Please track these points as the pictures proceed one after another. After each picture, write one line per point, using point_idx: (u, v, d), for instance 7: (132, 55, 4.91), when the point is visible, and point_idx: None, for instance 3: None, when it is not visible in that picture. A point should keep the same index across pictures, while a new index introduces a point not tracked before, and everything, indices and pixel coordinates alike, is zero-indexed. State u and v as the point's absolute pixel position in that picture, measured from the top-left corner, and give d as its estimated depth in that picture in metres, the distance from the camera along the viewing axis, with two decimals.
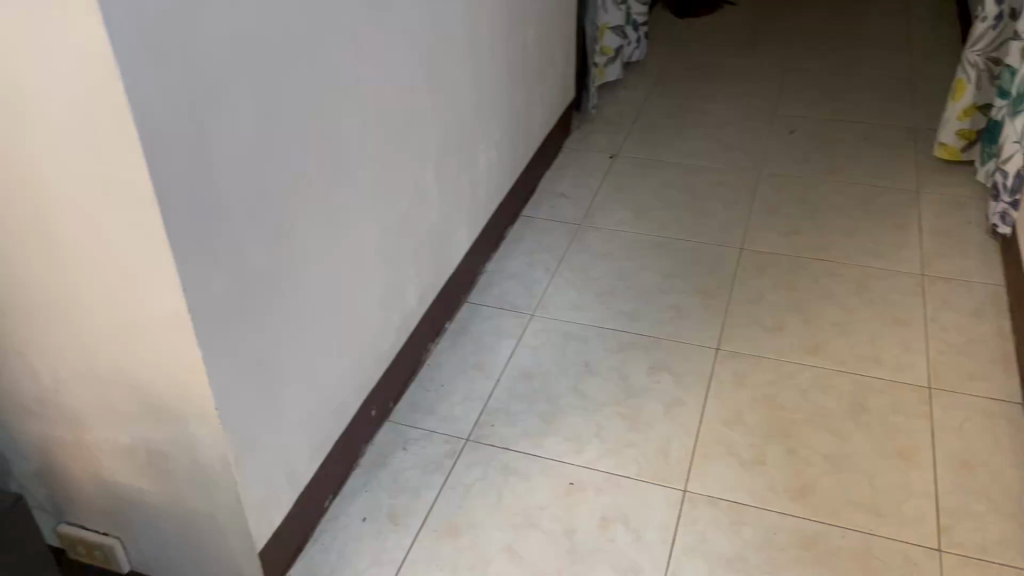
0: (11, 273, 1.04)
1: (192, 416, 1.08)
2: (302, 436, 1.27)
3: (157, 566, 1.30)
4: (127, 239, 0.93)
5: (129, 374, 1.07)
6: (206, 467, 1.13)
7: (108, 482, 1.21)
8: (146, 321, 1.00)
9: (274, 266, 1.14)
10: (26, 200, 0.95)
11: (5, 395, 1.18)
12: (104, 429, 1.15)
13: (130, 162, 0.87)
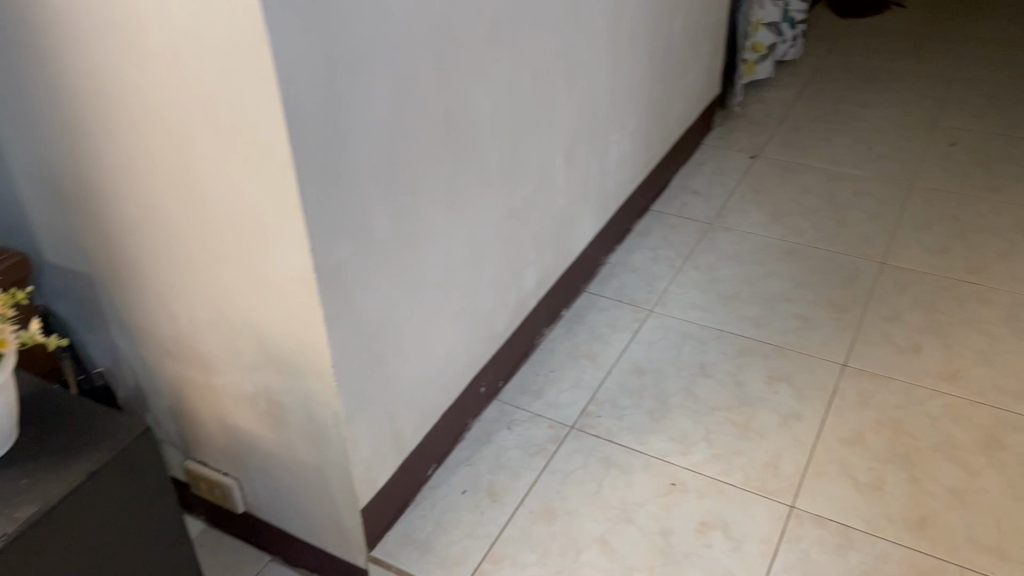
0: (158, 222, 1.11)
1: (309, 373, 1.12)
2: (410, 405, 1.30)
3: (268, 510, 1.36)
4: (263, 198, 0.98)
5: (254, 328, 1.13)
6: (318, 424, 1.17)
7: (230, 425, 1.28)
8: (275, 279, 1.05)
9: (397, 237, 1.17)
10: (176, 155, 1.01)
11: (147, 333, 1.27)
12: (229, 376, 1.21)
13: (270, 125, 0.91)
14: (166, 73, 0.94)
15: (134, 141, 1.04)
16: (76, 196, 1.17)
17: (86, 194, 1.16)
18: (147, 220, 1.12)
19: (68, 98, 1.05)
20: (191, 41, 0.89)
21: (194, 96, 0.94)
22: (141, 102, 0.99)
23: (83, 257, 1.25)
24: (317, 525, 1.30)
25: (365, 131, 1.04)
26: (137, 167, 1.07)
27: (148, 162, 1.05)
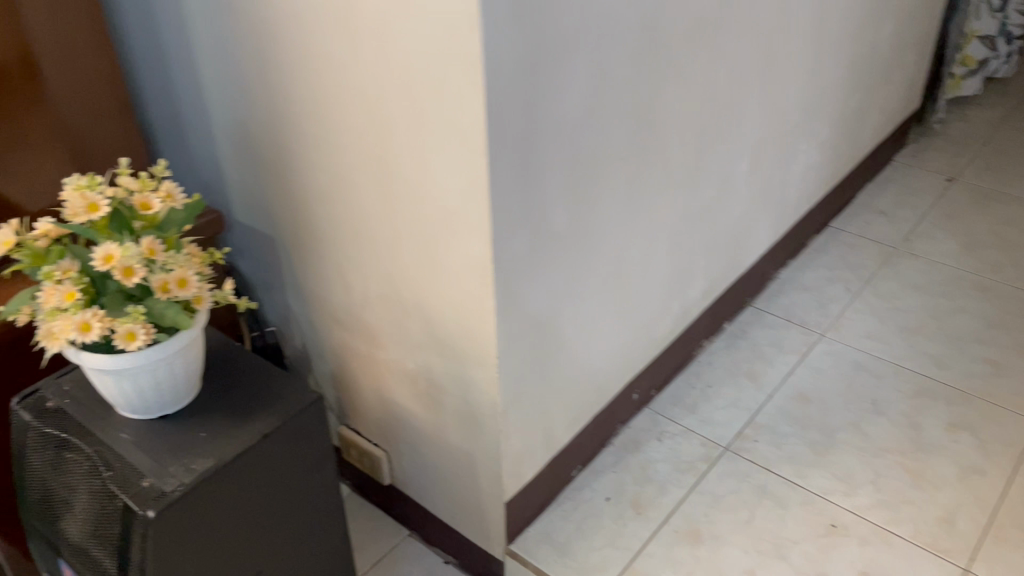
0: (346, 194, 1.12)
1: (472, 362, 1.10)
2: (566, 405, 1.26)
3: (411, 486, 1.37)
4: (452, 182, 0.96)
5: (424, 309, 1.12)
6: (475, 414, 1.16)
7: (386, 399, 1.29)
8: (453, 264, 1.04)
9: (577, 234, 1.13)
10: (372, 130, 1.02)
11: (319, 299, 1.30)
12: (393, 351, 1.22)
13: (471, 110, 0.89)
14: (373, 50, 0.94)
15: (333, 114, 1.05)
16: (269, 159, 1.20)
17: (280, 159, 1.19)
18: (335, 191, 1.14)
19: (275, 66, 1.07)
20: (402, 19, 0.89)
21: (398, 75, 0.94)
22: (345, 76, 1.00)
23: (268, 220, 1.29)
24: (459, 510, 1.30)
25: (561, 124, 1.01)
26: (332, 139, 1.08)
27: (344, 135, 1.06)
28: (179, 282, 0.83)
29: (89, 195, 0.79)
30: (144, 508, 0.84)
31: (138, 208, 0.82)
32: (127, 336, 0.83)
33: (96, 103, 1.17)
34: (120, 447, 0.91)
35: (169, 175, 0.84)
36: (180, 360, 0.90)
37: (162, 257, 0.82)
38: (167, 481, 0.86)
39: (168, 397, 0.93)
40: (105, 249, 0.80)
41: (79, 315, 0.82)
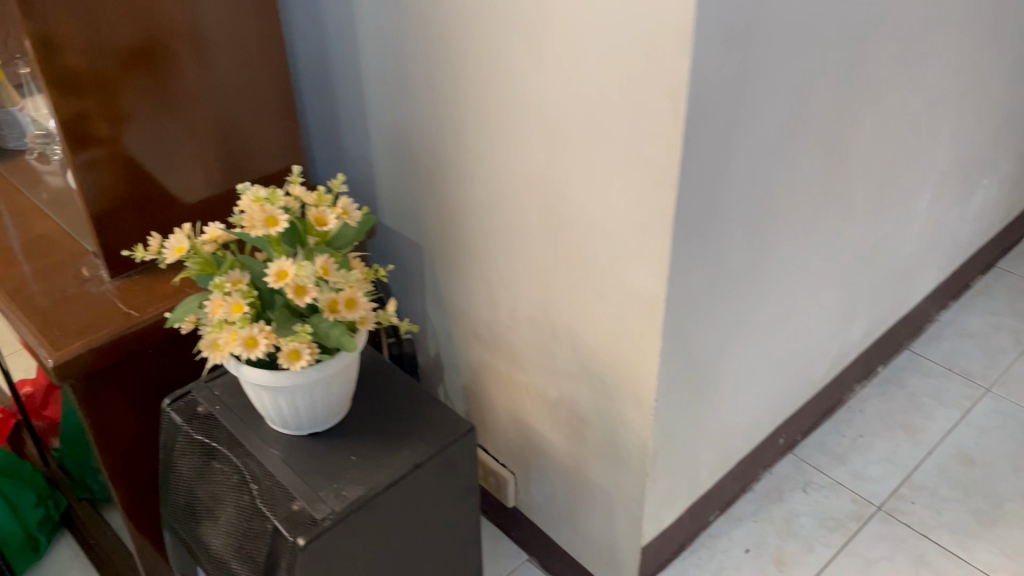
0: (504, 212, 1.06)
1: (627, 401, 1.02)
2: (714, 450, 1.17)
3: (538, 514, 1.32)
4: (629, 214, 0.88)
5: (577, 340, 1.05)
6: (621, 454, 1.08)
7: (522, 423, 1.24)
8: (616, 298, 0.96)
9: (750, 273, 1.04)
10: (545, 149, 0.95)
11: (460, 313, 1.25)
12: (536, 377, 1.16)
13: (663, 140, 0.81)
14: (561, 65, 0.87)
15: (504, 128, 0.99)
16: (424, 168, 1.15)
17: (436, 169, 1.14)
18: (492, 207, 1.08)
19: (447, 74, 1.02)
20: (599, 36, 0.81)
21: (585, 95, 0.86)
22: (523, 91, 0.93)
23: (413, 228, 1.24)
24: (589, 546, 1.23)
25: (753, 158, 0.92)
26: (498, 156, 1.02)
27: (512, 151, 1.00)
28: (348, 303, 0.79)
29: (268, 207, 0.76)
30: (295, 534, 0.80)
31: (314, 223, 0.78)
32: (292, 355, 0.79)
33: (257, 97, 1.14)
34: (270, 463, 0.88)
35: (345, 189, 0.80)
36: (336, 379, 0.86)
37: (334, 276, 0.78)
38: (318, 506, 0.83)
39: (320, 415, 0.90)
40: (278, 265, 0.76)
41: (246, 329, 0.78)
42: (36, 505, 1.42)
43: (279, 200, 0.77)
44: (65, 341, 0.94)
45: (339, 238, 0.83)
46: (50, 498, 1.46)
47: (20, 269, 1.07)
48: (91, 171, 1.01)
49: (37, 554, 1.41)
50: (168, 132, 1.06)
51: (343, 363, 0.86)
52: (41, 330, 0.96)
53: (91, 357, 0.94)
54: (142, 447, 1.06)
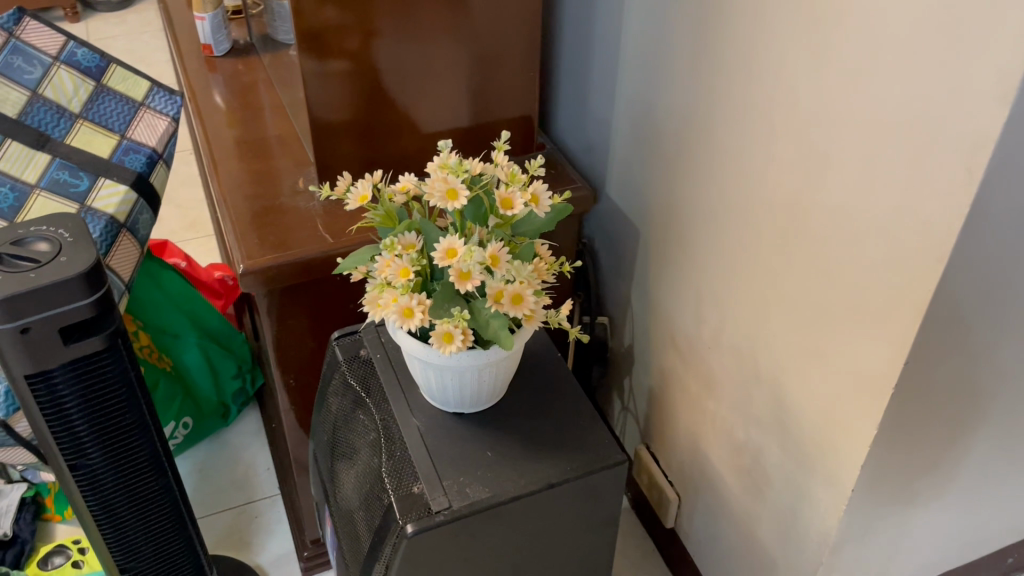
0: (736, 225, 0.91)
1: (819, 474, 0.87)
2: (916, 555, 0.99)
3: (695, 546, 1.20)
4: (883, 274, 0.72)
5: (782, 390, 0.90)
6: (801, 528, 0.93)
7: (700, 450, 1.11)
8: (841, 361, 0.80)
9: (1019, 376, 0.82)
10: (800, 169, 0.79)
11: (663, 315, 1.12)
12: (726, 411, 1.02)
13: (948, 201, 0.63)
14: (843, 77, 0.71)
15: (758, 132, 0.84)
16: (661, 152, 1.03)
17: (672, 156, 1.01)
18: (724, 216, 0.93)
19: (710, 58, 0.88)
20: (900, 53, 0.64)
21: (864, 119, 0.70)
22: (791, 95, 0.78)
23: (636, 211, 1.13)
24: None
25: None
26: (743, 162, 0.87)
27: (760, 159, 0.84)
28: (514, 298, 0.71)
29: (452, 178, 0.68)
30: (405, 520, 0.76)
31: (498, 205, 0.70)
32: (443, 338, 0.72)
33: (507, 40, 1.05)
34: (407, 432, 0.83)
35: (543, 173, 0.71)
36: (489, 369, 0.79)
37: (506, 268, 0.70)
38: (436, 497, 0.77)
39: (469, 400, 0.83)
40: (449, 242, 0.70)
41: (405, 297, 0.72)
42: (234, 376, 1.50)
43: (467, 170, 0.69)
44: (261, 250, 0.95)
45: (525, 223, 0.74)
46: (250, 373, 1.54)
47: (245, 167, 1.09)
48: (324, 82, 0.99)
49: (225, 422, 1.51)
50: (408, 58, 1.01)
51: (501, 356, 0.78)
52: (244, 233, 0.98)
53: (280, 272, 0.95)
54: (313, 366, 1.07)
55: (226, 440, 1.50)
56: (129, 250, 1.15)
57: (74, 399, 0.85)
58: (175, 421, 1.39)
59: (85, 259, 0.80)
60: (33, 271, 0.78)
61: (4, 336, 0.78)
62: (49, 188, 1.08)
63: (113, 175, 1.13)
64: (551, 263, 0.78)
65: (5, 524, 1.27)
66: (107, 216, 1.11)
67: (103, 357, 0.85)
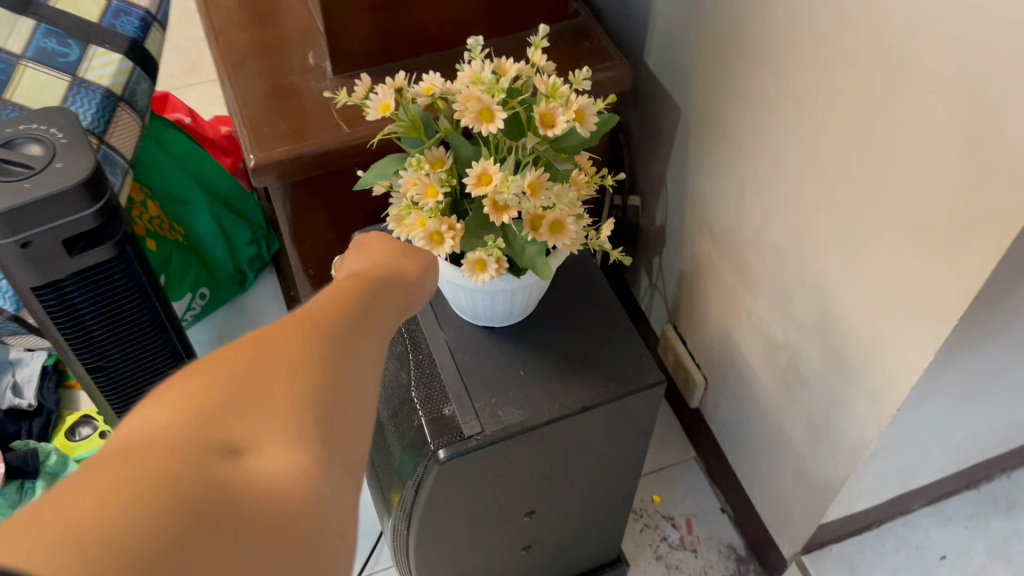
0: (792, 120, 0.83)
1: (859, 388, 0.84)
2: (947, 453, 0.97)
3: (719, 428, 1.19)
4: (959, 200, 0.65)
5: (828, 299, 0.85)
6: (833, 433, 0.91)
7: (731, 340, 1.08)
8: (897, 284, 0.75)
9: None
10: (873, 70, 0.70)
11: (701, 201, 1.06)
12: (763, 308, 0.98)
13: None
14: None
15: (829, 22, 0.74)
16: (711, 26, 0.92)
17: (723, 34, 0.90)
18: (778, 109, 0.85)
19: None
20: None
21: (957, 26, 0.60)
22: None
23: (676, 87, 1.03)
24: (761, 487, 1.11)
25: None
26: (808, 53, 0.78)
27: (825, 53, 0.75)
28: (553, 227, 0.65)
29: (487, 97, 0.60)
30: (437, 445, 0.73)
31: (538, 124, 0.62)
32: (475, 266, 0.67)
33: None
34: (434, 347, 0.80)
35: (588, 86, 0.63)
36: (520, 290, 0.73)
37: (545, 195, 0.63)
38: (468, 421, 0.74)
39: (501, 315, 0.79)
40: (482, 166, 0.62)
41: (435, 221, 0.67)
42: (249, 242, 1.45)
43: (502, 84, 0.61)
44: (271, 140, 0.88)
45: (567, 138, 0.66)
46: (264, 238, 1.49)
47: (248, 35, 0.99)
48: None
49: (243, 288, 1.47)
50: None
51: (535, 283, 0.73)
52: (252, 118, 0.90)
53: (292, 165, 0.88)
54: (332, 254, 1.03)
55: (243, 305, 1.48)
56: (130, 125, 1.05)
57: (88, 306, 0.81)
58: (191, 292, 1.36)
59: (83, 165, 0.73)
60: (26, 180, 0.71)
61: (4, 251, 0.72)
62: (37, 59, 1.00)
63: (106, 43, 1.03)
64: (594, 177, 0.71)
65: (29, 395, 1.26)
66: (100, 89, 1.01)
67: (113, 265, 0.80)
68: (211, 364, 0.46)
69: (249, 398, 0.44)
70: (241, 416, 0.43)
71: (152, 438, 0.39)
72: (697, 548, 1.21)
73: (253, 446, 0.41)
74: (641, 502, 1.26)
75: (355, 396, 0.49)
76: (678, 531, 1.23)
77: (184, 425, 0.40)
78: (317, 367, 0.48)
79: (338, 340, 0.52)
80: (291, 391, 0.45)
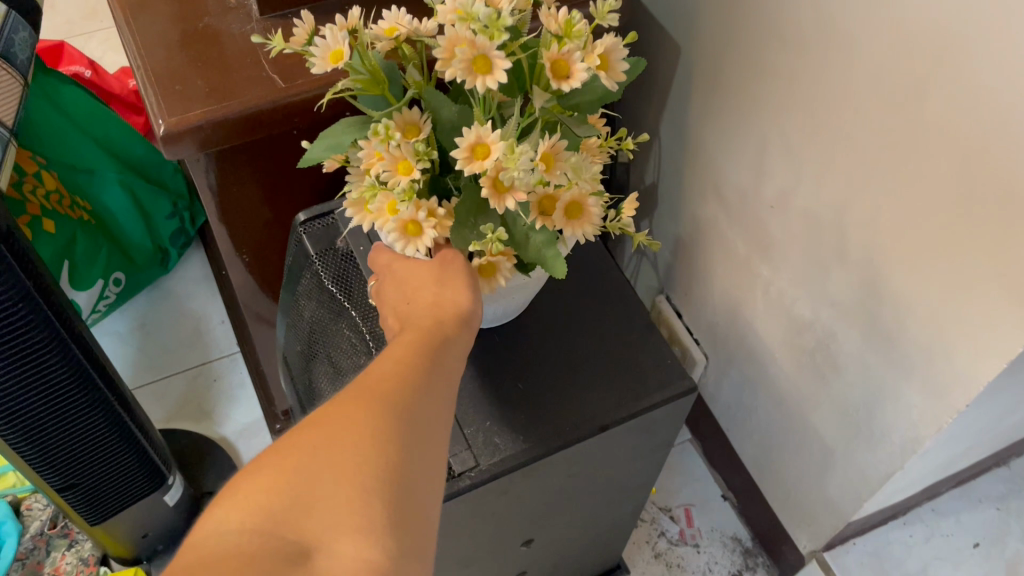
0: (831, 62, 0.68)
1: (913, 378, 0.72)
2: (992, 439, 0.85)
3: (721, 411, 1.06)
4: None
5: (875, 273, 0.72)
6: (873, 425, 0.79)
7: (740, 316, 0.94)
8: (978, 261, 0.61)
9: None
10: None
11: (704, 157, 0.91)
12: (785, 282, 0.84)
13: None
14: None
15: None
16: None
17: None
18: (813, 47, 0.70)
19: None
20: None
21: None
22: None
23: (672, 24, 0.87)
24: (774, 477, 0.99)
25: None
26: None
27: None
28: (570, 210, 0.49)
29: (482, 40, 0.43)
30: None
31: (548, 76, 0.46)
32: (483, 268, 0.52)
33: None
34: None
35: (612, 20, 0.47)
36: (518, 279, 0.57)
37: (560, 171, 0.47)
38: (458, 453, 0.59)
39: (487, 313, 0.63)
40: (475, 135, 0.46)
41: (409, 206, 0.49)
42: (171, 215, 1.25)
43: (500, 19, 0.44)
44: (184, 100, 0.69)
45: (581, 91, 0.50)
46: (189, 209, 1.29)
47: None
48: None
49: (165, 269, 1.28)
50: None
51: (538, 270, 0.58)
52: (157, 73, 0.71)
53: (215, 130, 0.70)
54: (273, 239, 0.86)
55: (169, 288, 1.29)
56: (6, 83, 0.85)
57: None
58: (104, 278, 1.16)
59: None
60: None
61: None
62: None
63: None
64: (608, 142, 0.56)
65: None
66: None
67: None
68: (292, 436, 0.41)
69: (319, 486, 0.38)
70: (314, 509, 0.37)
71: (219, 553, 0.35)
72: (699, 542, 1.09)
73: (325, 551, 0.36)
74: None
75: (434, 457, 0.43)
76: (677, 524, 1.10)
77: (255, 535, 0.36)
78: (401, 434, 0.42)
79: (420, 385, 0.45)
80: (369, 472, 0.39)
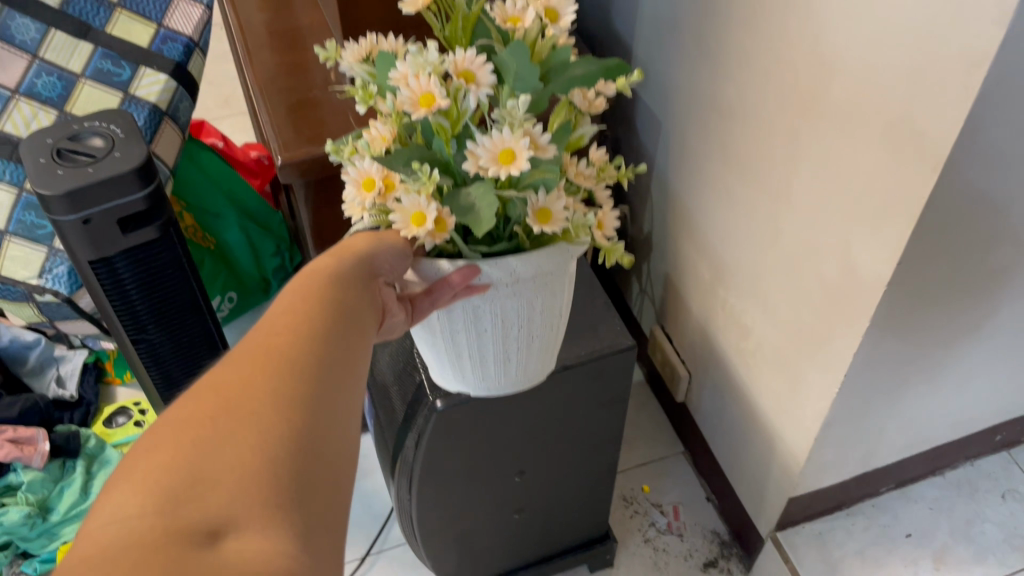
0: (749, 128, 0.95)
1: (817, 360, 0.95)
2: (903, 433, 1.07)
3: (703, 421, 1.29)
4: (879, 175, 0.77)
5: (787, 283, 0.97)
6: (798, 406, 1.01)
7: (709, 333, 1.19)
8: (842, 257, 0.86)
9: (1010, 267, 0.88)
10: (810, 79, 0.82)
11: (681, 207, 1.17)
12: (735, 297, 1.09)
13: (946, 112, 0.67)
14: None
15: (771, 36, 0.87)
16: (684, 47, 1.04)
17: (694, 54, 1.03)
18: (737, 115, 0.97)
19: None
20: None
21: (870, 30, 0.72)
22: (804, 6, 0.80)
23: (657, 104, 1.16)
24: (740, 470, 1.21)
25: None
26: (760, 69, 0.90)
27: (772, 65, 0.88)
28: (501, 155, 0.61)
29: None
30: (435, 396, 0.85)
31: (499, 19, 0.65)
32: (413, 218, 0.62)
33: None
34: None
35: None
36: (487, 309, 0.71)
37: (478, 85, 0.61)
38: None
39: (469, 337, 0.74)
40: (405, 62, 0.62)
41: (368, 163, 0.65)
42: (275, 253, 1.57)
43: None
44: (297, 145, 1.02)
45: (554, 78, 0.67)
46: (289, 251, 1.62)
47: (277, 58, 1.15)
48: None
49: (267, 295, 1.61)
50: None
51: (521, 273, 0.69)
52: (279, 127, 1.04)
53: (317, 165, 1.02)
54: None
55: None
56: (172, 137, 1.20)
57: (132, 279, 0.94)
58: (221, 295, 1.51)
59: (137, 155, 0.86)
60: (90, 166, 0.84)
61: (68, 226, 0.85)
62: (94, 78, 1.14)
63: (154, 64, 1.17)
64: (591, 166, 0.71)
65: (71, 387, 1.40)
66: (149, 105, 1.16)
67: (156, 245, 0.93)
68: (189, 434, 0.49)
69: (220, 478, 0.47)
70: (212, 490, 0.46)
71: (126, 534, 0.42)
72: (683, 532, 1.30)
73: (228, 530, 0.45)
74: (632, 491, 1.35)
75: (333, 448, 0.53)
76: (666, 517, 1.31)
77: (156, 516, 0.44)
78: (286, 423, 0.51)
79: (323, 410, 0.54)
80: (263, 456, 0.49)
